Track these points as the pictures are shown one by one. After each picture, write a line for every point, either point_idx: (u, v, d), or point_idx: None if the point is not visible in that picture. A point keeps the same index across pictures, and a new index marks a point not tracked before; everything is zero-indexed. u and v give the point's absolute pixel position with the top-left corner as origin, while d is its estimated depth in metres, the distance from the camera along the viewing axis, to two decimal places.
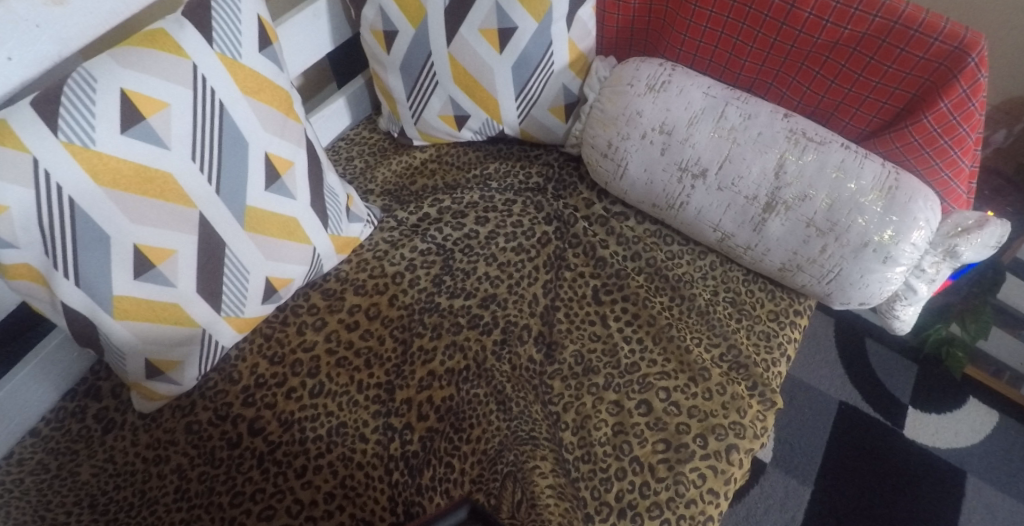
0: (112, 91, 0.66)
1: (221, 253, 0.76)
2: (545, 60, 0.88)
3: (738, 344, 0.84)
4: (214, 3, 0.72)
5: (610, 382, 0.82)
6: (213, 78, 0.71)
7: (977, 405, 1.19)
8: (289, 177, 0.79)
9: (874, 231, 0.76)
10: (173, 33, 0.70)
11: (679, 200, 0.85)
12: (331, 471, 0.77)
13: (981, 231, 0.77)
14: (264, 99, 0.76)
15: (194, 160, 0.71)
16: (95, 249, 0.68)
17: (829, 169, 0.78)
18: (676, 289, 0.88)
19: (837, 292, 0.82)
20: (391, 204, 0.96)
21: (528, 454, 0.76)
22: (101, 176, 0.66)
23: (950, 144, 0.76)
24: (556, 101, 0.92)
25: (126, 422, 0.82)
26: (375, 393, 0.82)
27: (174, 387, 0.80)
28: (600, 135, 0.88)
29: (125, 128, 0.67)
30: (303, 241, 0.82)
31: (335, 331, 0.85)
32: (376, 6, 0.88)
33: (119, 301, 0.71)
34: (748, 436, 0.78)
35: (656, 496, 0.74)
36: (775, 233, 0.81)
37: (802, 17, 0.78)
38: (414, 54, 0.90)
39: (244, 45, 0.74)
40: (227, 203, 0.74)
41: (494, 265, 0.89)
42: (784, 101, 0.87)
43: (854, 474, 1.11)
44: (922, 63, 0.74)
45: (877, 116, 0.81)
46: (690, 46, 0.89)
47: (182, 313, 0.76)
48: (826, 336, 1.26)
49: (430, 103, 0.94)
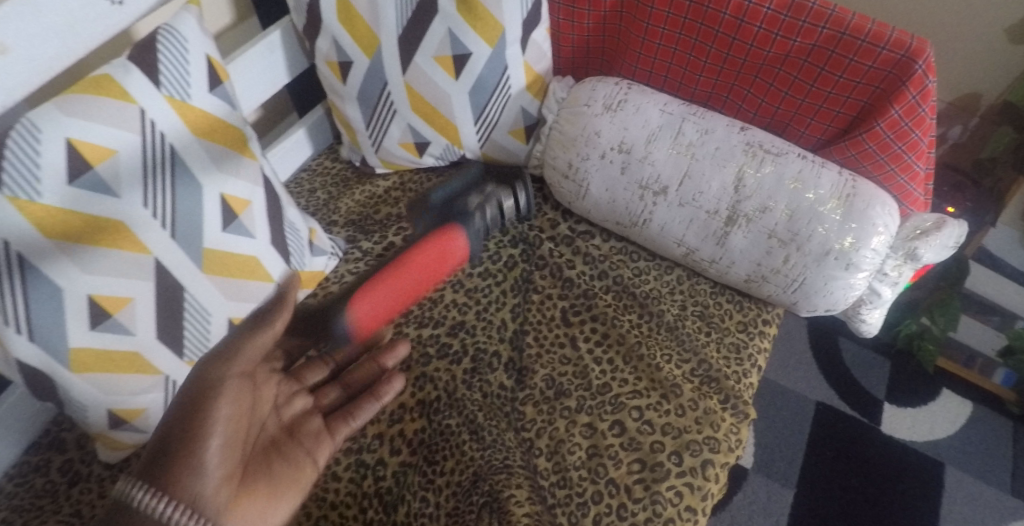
0: (57, 140, 0.64)
1: (180, 298, 0.75)
2: (502, 84, 0.88)
3: (708, 359, 0.84)
4: (160, 45, 0.71)
5: (582, 404, 0.82)
6: (162, 122, 0.70)
7: (952, 397, 1.20)
8: (246, 217, 0.78)
9: (834, 239, 0.76)
10: (119, 78, 0.68)
11: (642, 216, 0.86)
12: (304, 513, 0.76)
13: (939, 233, 0.78)
14: (216, 139, 0.75)
15: (147, 207, 0.70)
16: (47, 303, 0.66)
17: (787, 181, 0.78)
18: (644, 306, 0.89)
19: (803, 301, 0.82)
20: (355, 235, 0.96)
21: (503, 483, 0.76)
22: (50, 228, 0.65)
23: (904, 149, 0.77)
24: (515, 124, 0.93)
25: (92, 473, 0.80)
26: (346, 430, 0.81)
27: (140, 436, 0.78)
28: (561, 156, 0.88)
29: (72, 178, 0.65)
30: (266, 278, 0.81)
31: (303, 368, 0.84)
32: (329, 37, 0.87)
33: (76, 354, 0.70)
34: (722, 449, 0.78)
35: (633, 517, 0.74)
36: (738, 245, 0.81)
37: (752, 31, 0.79)
38: (371, 85, 0.90)
39: (193, 86, 0.73)
40: (184, 248, 0.74)
41: (461, 291, 0.90)
42: (740, 113, 0.87)
43: (835, 475, 1.12)
44: (872, 72, 0.75)
45: (832, 124, 0.82)
46: (645, 63, 0.89)
47: (143, 361, 0.74)
48: (800, 336, 1.27)
49: (390, 131, 0.94)
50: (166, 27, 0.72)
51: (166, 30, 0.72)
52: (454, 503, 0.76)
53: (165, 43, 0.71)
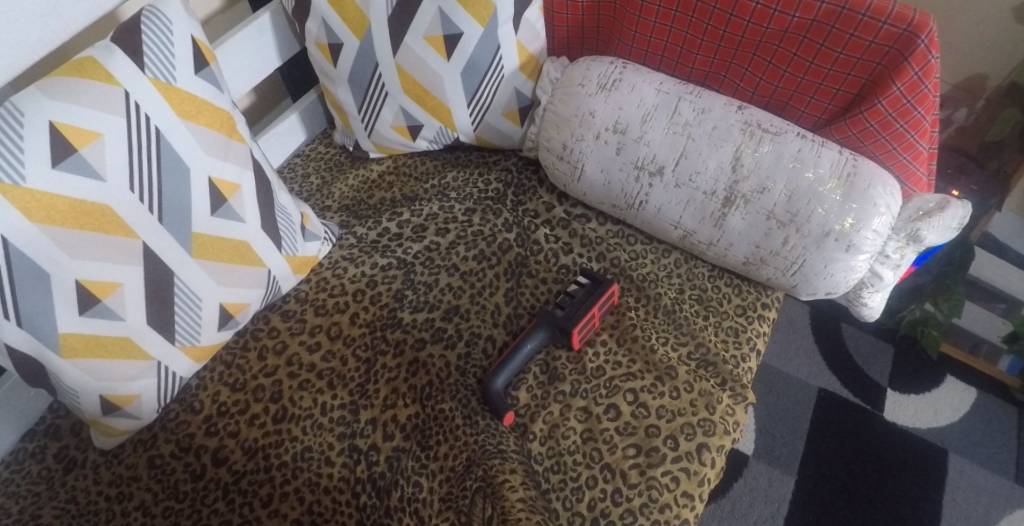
0: (40, 123, 0.64)
1: (169, 282, 0.74)
2: (495, 64, 0.87)
3: (705, 342, 0.83)
4: (144, 27, 0.70)
5: (577, 388, 0.81)
6: (147, 104, 0.69)
7: (956, 383, 1.18)
8: (236, 201, 0.77)
9: (834, 219, 0.74)
10: (103, 60, 0.68)
11: (637, 199, 0.84)
12: (298, 498, 0.76)
13: (942, 214, 0.75)
14: (203, 122, 0.74)
15: (133, 191, 0.69)
16: (34, 287, 0.66)
17: (785, 160, 0.76)
18: (641, 290, 0.87)
19: (803, 283, 0.80)
20: (349, 220, 0.95)
21: (497, 468, 0.75)
22: (35, 212, 0.64)
23: (906, 127, 0.75)
24: (509, 105, 0.91)
25: (87, 460, 0.79)
26: (340, 415, 0.80)
27: (133, 422, 0.78)
28: (555, 137, 0.87)
29: (57, 162, 0.65)
30: (256, 263, 0.81)
31: (296, 354, 0.84)
32: (319, 18, 0.86)
33: (65, 339, 0.69)
34: (718, 432, 0.77)
35: (629, 502, 0.73)
36: (735, 227, 0.80)
37: (749, 7, 0.77)
38: (362, 66, 0.89)
39: (178, 67, 0.72)
40: (172, 232, 0.73)
41: (456, 275, 0.89)
42: (738, 93, 0.86)
43: (838, 460, 1.11)
44: (873, 48, 0.73)
45: (832, 103, 0.80)
46: (641, 42, 0.87)
47: (134, 346, 0.74)
48: (802, 323, 1.26)
49: (382, 114, 0.93)
50: (150, 8, 0.71)
51: (150, 11, 0.71)
52: (448, 487, 0.75)
53: (149, 24, 0.70)
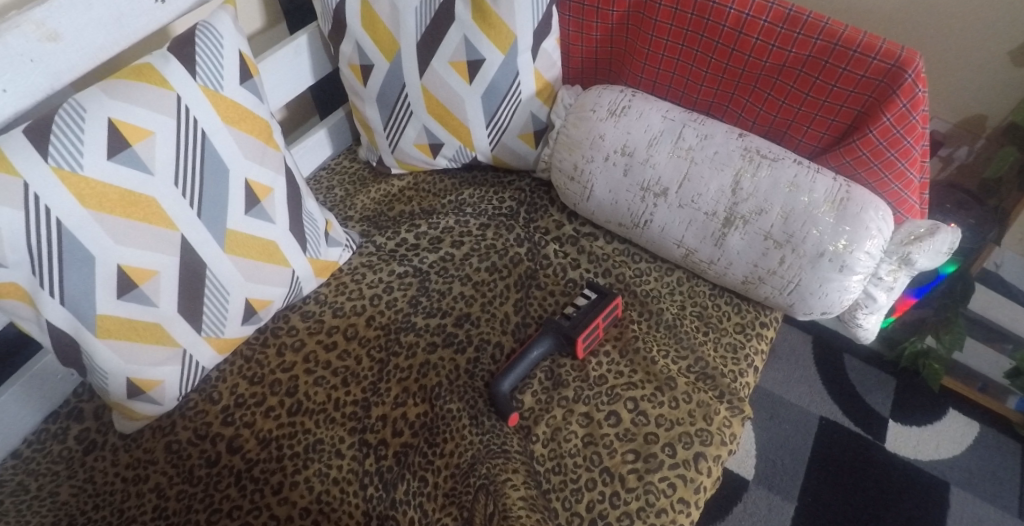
0: (100, 119, 0.70)
1: (201, 273, 0.79)
2: (513, 89, 0.94)
3: (704, 356, 0.86)
4: (198, 39, 0.77)
5: (580, 394, 0.84)
6: (196, 109, 0.76)
7: (958, 417, 1.19)
8: (268, 202, 0.83)
9: (829, 240, 0.78)
10: (159, 67, 0.75)
11: (643, 218, 0.89)
12: (307, 487, 0.79)
13: (932, 238, 0.79)
14: (245, 128, 0.80)
15: (177, 186, 0.76)
16: (80, 269, 0.71)
17: (783, 185, 0.81)
18: (644, 304, 0.92)
19: (799, 302, 0.84)
20: (369, 229, 1.01)
21: (499, 467, 0.78)
22: (88, 199, 0.70)
23: (897, 156, 0.80)
24: (525, 128, 0.98)
25: (107, 442, 0.83)
26: (352, 410, 0.84)
27: (155, 407, 0.82)
28: (567, 158, 0.93)
29: (112, 155, 0.71)
30: (282, 263, 0.86)
31: (313, 351, 0.88)
32: (352, 41, 0.94)
33: (102, 320, 0.74)
34: (714, 442, 0.79)
35: (626, 506, 0.75)
36: (735, 246, 0.84)
37: (750, 42, 0.83)
38: (390, 87, 0.96)
39: (225, 77, 0.78)
40: (208, 227, 0.79)
41: (469, 284, 0.93)
42: (740, 121, 0.92)
43: (838, 489, 1.11)
44: (864, 81, 0.79)
45: (827, 132, 0.86)
46: (649, 73, 0.95)
47: (163, 332, 0.79)
48: (805, 352, 1.28)
49: (406, 132, 1.00)
50: (204, 23, 0.78)
51: (204, 26, 0.78)
52: (452, 484, 0.78)
53: (203, 37, 0.77)
